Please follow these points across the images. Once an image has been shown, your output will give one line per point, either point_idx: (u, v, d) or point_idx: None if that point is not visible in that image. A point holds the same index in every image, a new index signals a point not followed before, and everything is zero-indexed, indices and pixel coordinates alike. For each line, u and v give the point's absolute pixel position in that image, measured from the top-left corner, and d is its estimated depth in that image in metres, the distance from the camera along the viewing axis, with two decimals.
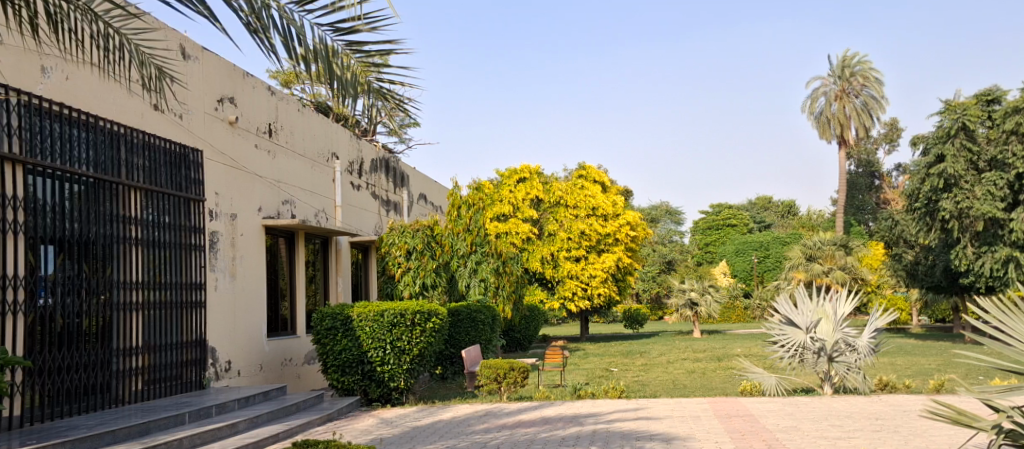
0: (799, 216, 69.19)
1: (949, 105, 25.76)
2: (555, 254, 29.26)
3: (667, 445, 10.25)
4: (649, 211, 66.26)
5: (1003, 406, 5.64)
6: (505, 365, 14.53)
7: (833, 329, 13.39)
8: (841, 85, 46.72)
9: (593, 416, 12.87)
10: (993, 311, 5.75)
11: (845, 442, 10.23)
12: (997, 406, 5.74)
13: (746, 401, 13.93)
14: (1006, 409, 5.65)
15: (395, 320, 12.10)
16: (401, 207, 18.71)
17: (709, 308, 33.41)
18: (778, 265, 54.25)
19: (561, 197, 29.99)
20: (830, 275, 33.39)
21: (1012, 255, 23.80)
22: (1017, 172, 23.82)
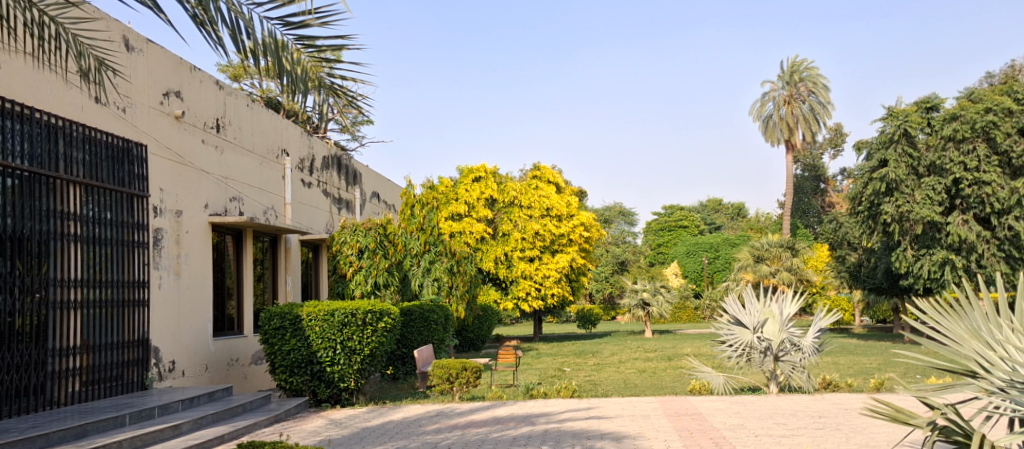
0: (749, 219, 70.40)
1: (891, 111, 26.50)
2: (509, 254, 29.26)
3: (617, 444, 10.35)
4: (602, 211, 66.71)
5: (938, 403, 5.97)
6: (458, 365, 14.57)
7: (779, 329, 13.65)
8: (789, 90, 47.68)
9: (545, 416, 12.92)
10: (930, 312, 6.01)
11: (789, 440, 10.44)
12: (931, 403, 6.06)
13: (695, 400, 14.14)
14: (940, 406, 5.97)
15: (346, 320, 12.03)
16: (353, 205, 18.54)
17: (660, 308, 33.84)
18: (728, 265, 55.13)
19: (516, 197, 29.94)
20: (777, 276, 34.07)
21: (949, 257, 24.58)
22: (955, 177, 24.73)
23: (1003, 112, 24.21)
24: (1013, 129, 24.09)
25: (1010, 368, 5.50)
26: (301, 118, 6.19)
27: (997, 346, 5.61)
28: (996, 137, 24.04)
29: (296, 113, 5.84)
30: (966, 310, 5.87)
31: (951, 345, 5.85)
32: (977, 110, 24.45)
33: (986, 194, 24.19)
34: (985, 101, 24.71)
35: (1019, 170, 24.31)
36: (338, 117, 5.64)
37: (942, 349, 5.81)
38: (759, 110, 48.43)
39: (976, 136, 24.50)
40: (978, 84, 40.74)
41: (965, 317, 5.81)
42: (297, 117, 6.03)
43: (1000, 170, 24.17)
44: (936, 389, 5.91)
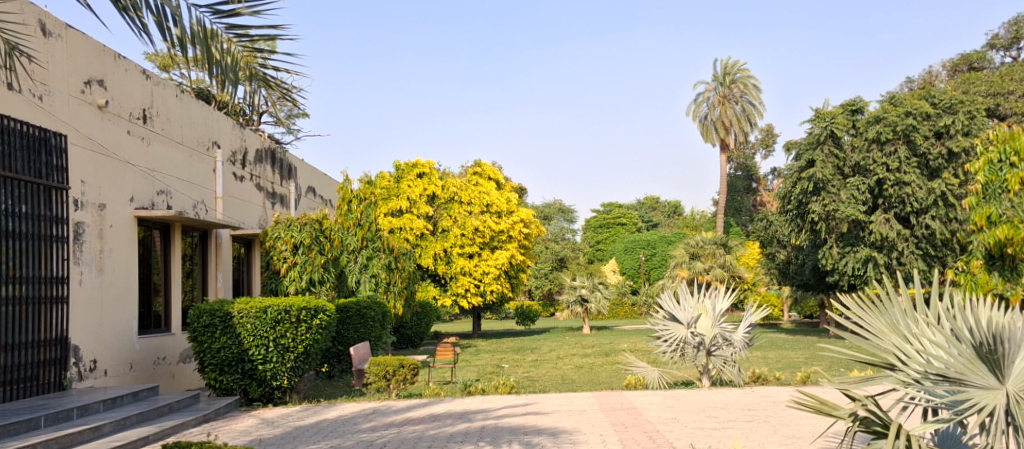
0: (684, 217, 71.70)
1: (818, 113, 27.31)
2: (448, 250, 29.11)
3: (553, 440, 10.43)
4: (542, 209, 67.06)
5: (859, 395, 6.18)
6: (394, 362, 14.52)
7: (712, 325, 13.95)
8: (723, 91, 48.69)
9: (482, 412, 12.93)
10: (854, 308, 6.30)
11: (720, 433, 10.67)
12: (854, 394, 6.25)
13: (630, 394, 14.35)
14: (861, 398, 6.18)
15: (279, 317, 11.86)
16: (287, 200, 18.21)
17: (598, 305, 34.21)
18: (664, 262, 56.05)
19: (456, 193, 29.65)
20: (711, 273, 34.78)
21: (871, 255, 25.47)
22: (878, 178, 25.62)
23: (922, 115, 25.44)
24: (930, 132, 25.42)
25: (924, 361, 5.86)
26: (233, 109, 6.10)
27: (913, 339, 5.98)
28: (916, 139, 25.12)
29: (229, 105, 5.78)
30: (886, 305, 6.16)
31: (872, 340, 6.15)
32: (898, 113, 25.46)
33: (907, 194, 25.14)
34: (906, 105, 25.83)
35: (936, 172, 25.65)
36: (272, 107, 5.64)
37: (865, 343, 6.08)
38: (694, 110, 49.28)
39: (897, 139, 25.49)
40: (899, 88, 42.42)
41: (886, 312, 6.10)
42: (229, 109, 5.93)
43: (919, 172, 25.32)
44: (857, 382, 6.17)
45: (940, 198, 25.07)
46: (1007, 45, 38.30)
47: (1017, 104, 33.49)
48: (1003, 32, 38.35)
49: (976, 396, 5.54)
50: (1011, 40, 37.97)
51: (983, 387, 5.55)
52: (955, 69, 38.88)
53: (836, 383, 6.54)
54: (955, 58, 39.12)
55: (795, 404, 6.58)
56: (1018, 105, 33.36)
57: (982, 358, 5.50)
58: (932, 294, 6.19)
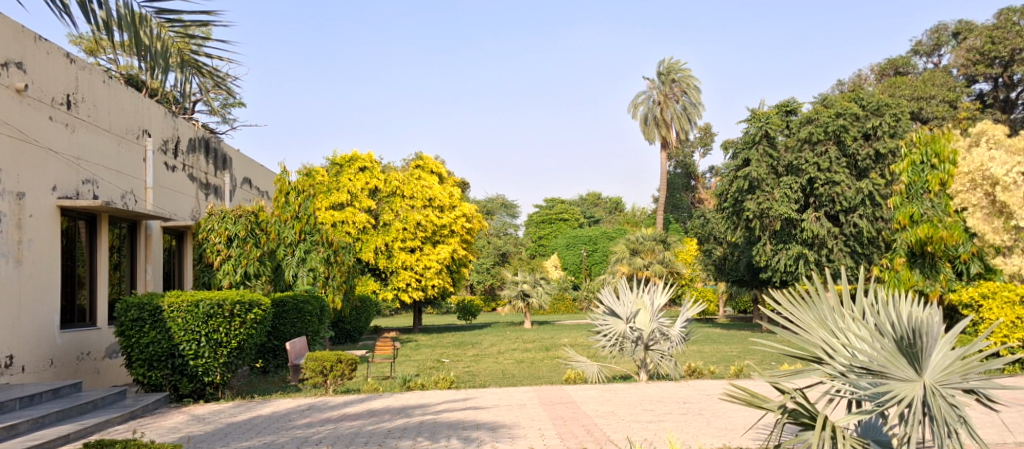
0: (626, 212, 72.67)
1: (755, 114, 28.05)
2: (389, 244, 28.83)
3: (492, 434, 10.43)
4: (485, 203, 67.08)
5: (788, 388, 6.32)
6: (332, 357, 14.33)
7: (650, 320, 14.16)
8: (664, 90, 49.35)
9: (421, 407, 12.87)
10: (785, 303, 6.42)
11: (655, 426, 10.83)
12: (783, 388, 6.39)
13: (569, 388, 14.47)
14: (790, 391, 6.32)
15: (211, 311, 11.60)
16: (222, 191, 17.79)
17: (539, 299, 34.37)
18: (605, 258, 56.67)
19: (398, 187, 29.43)
20: (650, 268, 35.30)
21: (803, 252, 26.15)
22: (809, 177, 26.27)
23: (851, 117, 26.18)
24: (859, 134, 26.10)
25: (850, 354, 6.03)
26: (164, 96, 5.93)
27: (839, 334, 6.13)
28: (846, 140, 25.87)
29: (160, 91, 5.64)
30: (814, 301, 6.30)
31: (801, 334, 6.28)
32: (829, 114, 26.23)
33: (836, 193, 25.85)
34: (836, 106, 26.57)
35: (864, 172, 26.38)
36: (204, 95, 5.53)
37: (795, 337, 6.22)
38: (635, 108, 49.82)
39: (828, 139, 26.33)
40: (831, 91, 43.66)
41: (815, 308, 6.24)
42: (160, 96, 5.77)
43: (848, 172, 26.05)
44: (787, 375, 6.33)
45: (867, 197, 25.78)
46: (930, 51, 39.73)
47: (939, 108, 34.85)
48: (926, 38, 39.79)
49: (897, 388, 5.78)
50: (934, 47, 39.41)
51: (903, 379, 5.80)
52: (882, 73, 40.10)
53: (765, 375, 6.70)
54: (882, 63, 40.36)
55: (728, 397, 6.71)
56: (939, 109, 34.77)
57: (903, 351, 5.75)
58: (858, 290, 6.37)
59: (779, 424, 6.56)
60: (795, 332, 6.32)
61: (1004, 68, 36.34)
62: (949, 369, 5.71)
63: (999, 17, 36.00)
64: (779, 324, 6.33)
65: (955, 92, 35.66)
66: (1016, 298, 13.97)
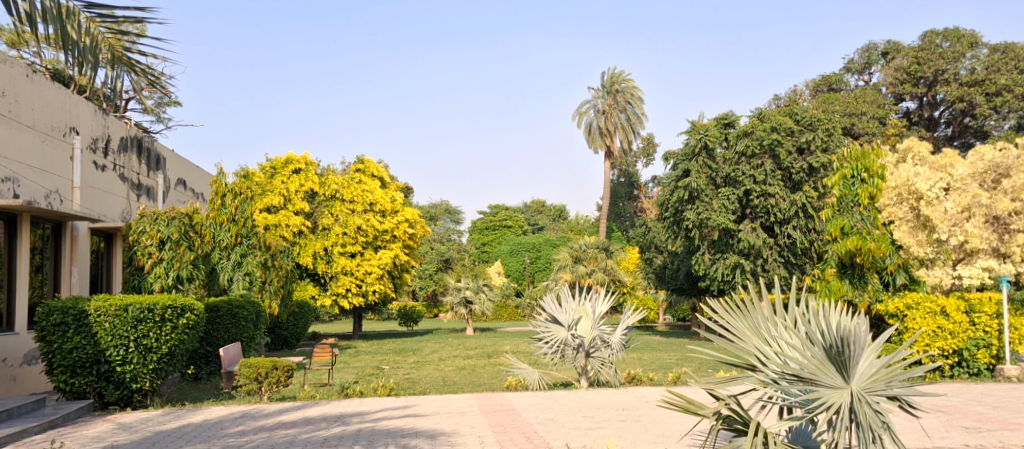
0: (569, 220, 73.21)
1: (694, 125, 28.58)
2: (328, 249, 28.41)
3: (430, 442, 10.33)
4: (427, 208, 66.69)
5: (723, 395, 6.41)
6: (268, 364, 13.98)
7: (591, 327, 14.24)
8: (608, 100, 49.84)
9: (358, 415, 12.66)
10: (721, 311, 6.50)
11: (594, 432, 10.87)
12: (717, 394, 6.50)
13: (510, 395, 14.46)
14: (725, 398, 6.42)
15: (141, 316, 11.26)
16: (154, 192, 17.28)
17: (482, 306, 34.26)
18: (548, 265, 56.89)
19: (337, 190, 29.02)
20: (592, 276, 35.56)
21: (740, 261, 26.63)
22: (746, 189, 26.87)
23: (786, 131, 26.87)
24: (793, 148, 26.71)
25: (782, 361, 6.16)
26: (96, 94, 5.71)
27: (772, 342, 6.25)
28: (780, 154, 26.50)
29: (89, 88, 5.43)
30: (749, 310, 6.39)
31: (736, 342, 6.37)
32: (765, 128, 26.91)
33: (771, 205, 26.43)
34: (771, 120, 27.22)
35: (798, 185, 26.98)
36: (137, 93, 5.33)
37: (729, 345, 6.31)
38: (579, 117, 50.14)
39: (764, 153, 26.97)
40: (767, 106, 44.75)
41: (749, 316, 6.32)
42: (91, 92, 5.56)
43: (783, 184, 26.65)
44: (722, 382, 6.43)
45: (801, 209, 26.35)
46: (861, 69, 40.99)
47: (869, 124, 35.99)
48: (857, 57, 41.08)
49: (826, 395, 5.92)
50: (864, 65, 40.68)
51: (832, 386, 5.95)
52: (817, 89, 41.25)
53: (700, 382, 6.82)
54: (816, 79, 41.51)
55: (665, 403, 6.81)
56: (869, 125, 35.92)
57: (832, 358, 5.91)
58: (790, 300, 6.50)
59: (713, 430, 6.68)
60: (730, 340, 6.40)
61: (929, 87, 37.81)
62: (874, 377, 5.92)
63: (923, 39, 37.63)
64: (714, 333, 6.41)
65: (883, 109, 36.87)
66: (938, 309, 14.48)
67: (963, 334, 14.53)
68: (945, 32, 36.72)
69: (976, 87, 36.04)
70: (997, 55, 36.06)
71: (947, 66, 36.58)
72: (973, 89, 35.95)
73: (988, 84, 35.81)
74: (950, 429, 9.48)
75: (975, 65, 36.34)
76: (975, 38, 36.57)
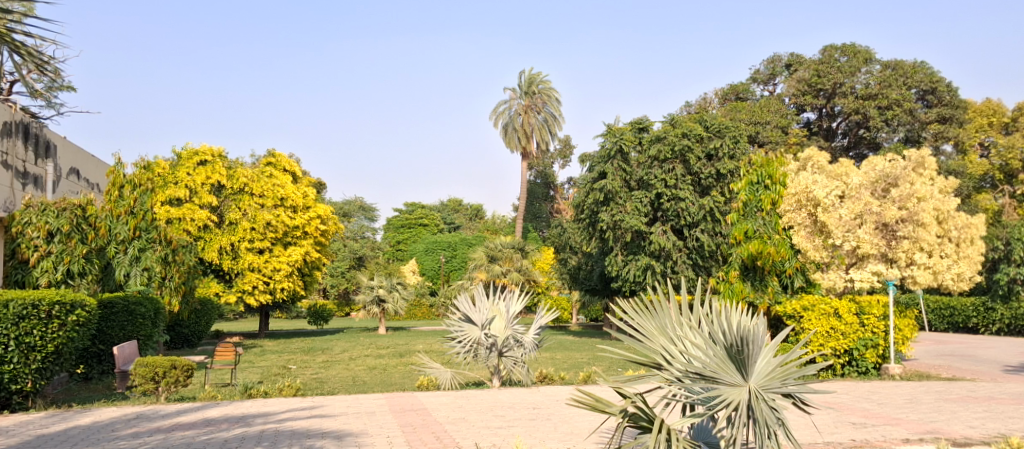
0: (486, 219, 73.31)
1: (610, 128, 29.11)
2: (235, 245, 27.51)
3: (337, 442, 10.08)
4: (342, 204, 65.52)
5: (630, 393, 6.51)
6: (166, 363, 13.35)
7: (505, 326, 14.17)
8: (526, 101, 50.11)
9: (262, 416, 12.27)
10: (629, 311, 6.54)
11: (504, 431, 10.81)
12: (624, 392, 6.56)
13: (421, 395, 14.29)
14: (632, 395, 6.50)
15: (23, 312, 10.61)
16: (43, 181, 16.37)
17: (395, 305, 33.83)
18: (464, 265, 56.75)
19: (245, 184, 28.10)
20: (507, 276, 35.66)
21: (650, 263, 27.14)
22: (657, 192, 27.41)
23: (695, 137, 27.57)
24: (702, 154, 27.41)
25: (686, 361, 6.24)
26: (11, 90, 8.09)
27: (677, 341, 6.32)
28: (690, 159, 27.17)
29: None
30: (656, 310, 6.44)
31: (642, 341, 6.40)
32: (677, 134, 27.60)
33: (681, 208, 26.98)
34: (683, 127, 27.91)
35: (706, 190, 27.70)
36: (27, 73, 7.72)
37: (636, 344, 6.34)
38: (497, 117, 50.21)
39: (675, 158, 27.60)
40: (678, 112, 45.89)
41: (656, 316, 6.38)
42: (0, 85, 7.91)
43: (692, 189, 27.28)
44: (628, 380, 6.48)
45: (708, 213, 27.00)
46: (766, 80, 42.46)
47: (773, 133, 37.37)
48: (763, 68, 42.58)
49: (726, 392, 6.00)
50: (769, 76, 42.17)
51: (732, 384, 6.04)
52: (725, 97, 42.51)
53: (608, 381, 6.87)
54: (724, 88, 42.75)
55: (574, 401, 6.86)
56: (773, 134, 37.30)
57: (732, 357, 6.04)
58: (694, 301, 6.61)
59: (619, 427, 6.73)
60: (637, 339, 6.44)
61: (828, 99, 39.39)
62: (771, 374, 6.11)
63: (823, 53, 39.41)
64: (622, 332, 6.46)
65: (786, 119, 38.29)
66: (831, 311, 15.07)
67: (853, 334, 15.15)
68: (843, 47, 38.75)
69: (870, 101, 37.69)
70: (888, 71, 38.20)
71: (844, 79, 38.18)
72: (868, 102, 37.58)
73: (880, 98, 37.48)
74: (839, 424, 9.84)
75: (869, 80, 38.07)
76: (870, 54, 38.50)
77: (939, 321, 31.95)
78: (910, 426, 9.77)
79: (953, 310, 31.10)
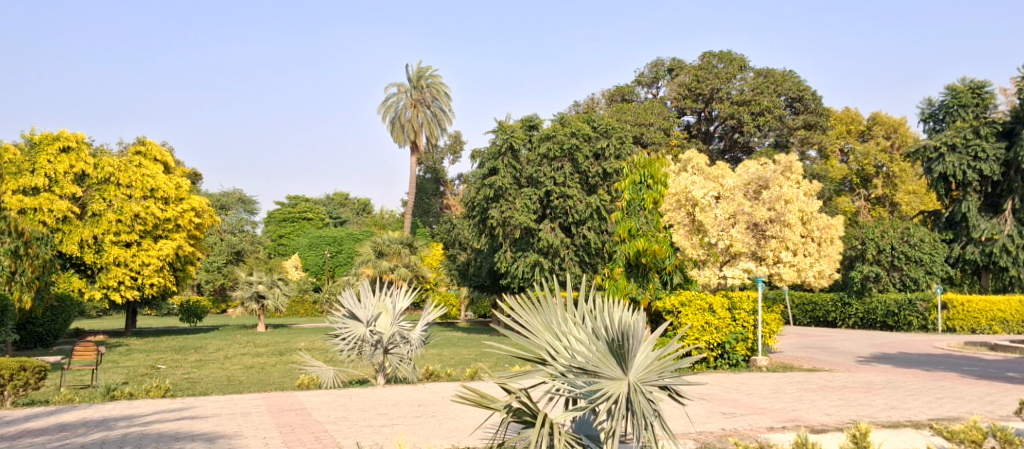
0: (373, 214, 72.25)
1: (502, 126, 29.00)
2: (99, 237, 25.70)
3: (208, 445, 9.44)
4: (219, 197, 62.91)
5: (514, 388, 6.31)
6: (14, 365, 12.18)
7: (391, 323, 13.74)
8: (415, 95, 49.45)
9: (126, 419, 11.39)
10: (515, 307, 6.35)
11: (386, 429, 10.43)
12: (509, 388, 6.35)
13: (301, 394, 13.66)
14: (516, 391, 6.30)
15: None
16: None
17: (276, 301, 32.62)
18: (349, 260, 55.58)
19: (112, 174, 26.36)
20: (395, 272, 35.04)
21: (538, 260, 27.19)
22: (546, 190, 27.48)
23: (583, 137, 27.95)
24: (589, 153, 27.82)
25: (570, 356, 6.10)
26: None
27: (562, 337, 6.16)
28: (578, 158, 27.47)
29: None
30: (543, 305, 6.28)
31: (528, 337, 6.21)
32: (566, 133, 27.84)
33: (569, 206, 27.20)
34: (571, 126, 28.21)
35: (593, 188, 28.14)
36: None
37: (521, 339, 6.16)
38: (386, 111, 49.35)
39: (563, 156, 27.84)
40: (567, 111, 46.48)
41: (542, 312, 6.21)
42: None
43: (580, 187, 27.55)
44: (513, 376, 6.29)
45: (596, 211, 27.37)
46: (649, 83, 43.62)
47: (656, 135, 38.29)
48: (647, 71, 43.70)
49: (607, 385, 5.91)
50: (653, 79, 43.26)
51: (612, 378, 5.95)
52: (611, 98, 43.29)
53: (494, 378, 6.66)
54: (610, 89, 43.58)
55: (458, 397, 6.62)
56: (657, 135, 38.20)
57: (613, 351, 5.93)
58: (580, 297, 6.47)
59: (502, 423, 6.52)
60: (523, 336, 6.26)
61: (706, 103, 40.74)
62: (648, 368, 6.05)
63: (701, 60, 40.81)
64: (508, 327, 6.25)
65: (668, 121, 39.43)
66: (706, 306, 15.50)
67: (726, 328, 15.55)
68: (720, 54, 40.21)
69: (744, 107, 39.29)
70: (761, 78, 39.81)
71: (721, 85, 39.63)
72: (741, 108, 39.14)
73: (753, 104, 38.99)
74: (711, 415, 10.01)
75: (744, 86, 39.64)
76: (744, 62, 40.18)
77: (802, 316, 33.62)
78: (775, 415, 10.05)
79: (815, 305, 32.80)
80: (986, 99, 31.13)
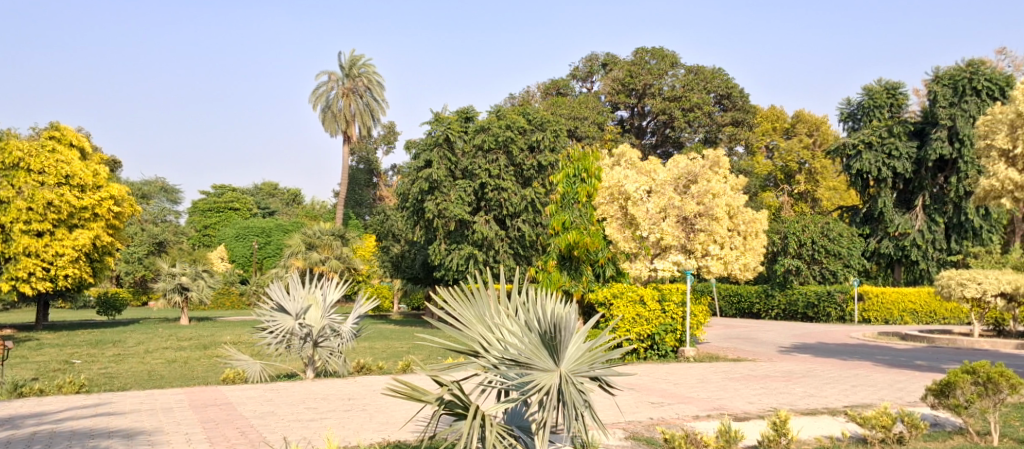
0: (304, 205, 70.86)
1: (438, 117, 28.66)
2: (7, 226, 24.46)
3: (125, 442, 8.99)
4: (141, 186, 60.72)
5: (445, 381, 6.11)
6: None
7: (321, 316, 13.35)
8: (348, 84, 48.55)
9: (36, 416, 10.78)
10: (446, 298, 6.16)
11: (315, 423, 10.11)
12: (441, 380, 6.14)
13: (225, 389, 13.18)
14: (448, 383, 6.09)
15: None
16: None
17: (200, 293, 31.64)
18: (278, 252, 54.30)
19: (21, 159, 25.08)
20: (326, 263, 34.34)
21: (472, 252, 26.93)
22: (481, 182, 27.27)
23: (518, 129, 27.86)
24: (524, 145, 27.79)
25: (502, 348, 5.93)
26: None
27: (494, 329, 6.00)
28: (513, 151, 27.33)
29: None
30: (475, 297, 6.11)
31: (460, 329, 6.02)
32: (500, 125, 27.68)
33: (503, 199, 27.18)
34: (507, 118, 28.07)
35: (528, 181, 28.13)
36: None
37: (452, 332, 5.96)
38: (318, 100, 48.35)
39: (498, 148, 27.68)
40: (502, 103, 46.34)
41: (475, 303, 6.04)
42: None
43: (513, 179, 27.45)
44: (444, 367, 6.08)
45: (529, 204, 27.34)
46: (584, 77, 43.76)
47: (590, 129, 38.43)
48: (581, 65, 43.85)
49: (538, 377, 5.77)
50: (587, 73, 43.45)
51: (544, 369, 5.81)
52: (546, 91, 43.35)
53: (425, 371, 6.45)
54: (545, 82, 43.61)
55: (388, 390, 6.37)
56: (590, 130, 38.34)
57: (545, 343, 5.77)
58: (512, 290, 6.32)
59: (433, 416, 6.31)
60: (454, 328, 6.06)
61: (639, 99, 41.14)
62: (579, 360, 5.93)
63: (634, 55, 41.20)
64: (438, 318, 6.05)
65: (601, 116, 39.76)
66: (638, 298, 15.56)
67: (656, 320, 15.70)
68: (652, 51, 40.65)
69: (675, 102, 39.82)
70: (691, 75, 40.43)
71: (653, 81, 40.08)
72: (673, 103, 39.66)
73: (684, 100, 39.56)
74: (641, 404, 10.01)
75: (675, 82, 40.19)
76: (675, 59, 40.74)
77: (729, 307, 34.31)
78: (702, 404, 10.12)
79: (740, 296, 33.52)
80: (900, 99, 32.29)
